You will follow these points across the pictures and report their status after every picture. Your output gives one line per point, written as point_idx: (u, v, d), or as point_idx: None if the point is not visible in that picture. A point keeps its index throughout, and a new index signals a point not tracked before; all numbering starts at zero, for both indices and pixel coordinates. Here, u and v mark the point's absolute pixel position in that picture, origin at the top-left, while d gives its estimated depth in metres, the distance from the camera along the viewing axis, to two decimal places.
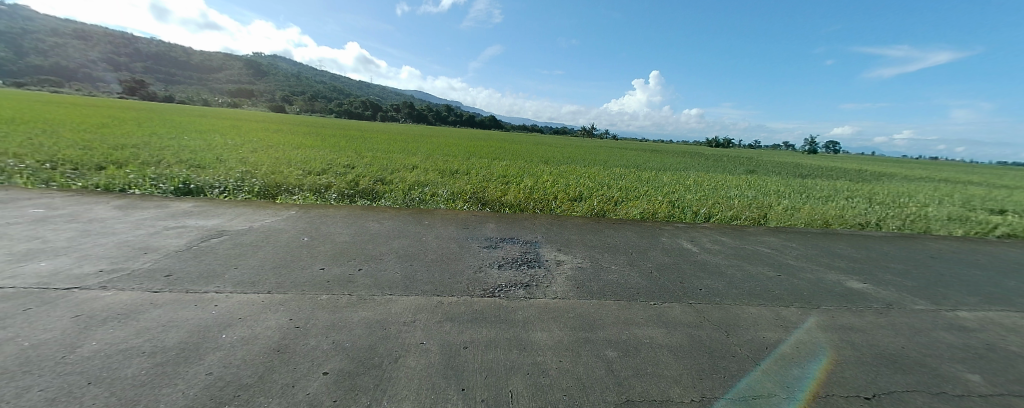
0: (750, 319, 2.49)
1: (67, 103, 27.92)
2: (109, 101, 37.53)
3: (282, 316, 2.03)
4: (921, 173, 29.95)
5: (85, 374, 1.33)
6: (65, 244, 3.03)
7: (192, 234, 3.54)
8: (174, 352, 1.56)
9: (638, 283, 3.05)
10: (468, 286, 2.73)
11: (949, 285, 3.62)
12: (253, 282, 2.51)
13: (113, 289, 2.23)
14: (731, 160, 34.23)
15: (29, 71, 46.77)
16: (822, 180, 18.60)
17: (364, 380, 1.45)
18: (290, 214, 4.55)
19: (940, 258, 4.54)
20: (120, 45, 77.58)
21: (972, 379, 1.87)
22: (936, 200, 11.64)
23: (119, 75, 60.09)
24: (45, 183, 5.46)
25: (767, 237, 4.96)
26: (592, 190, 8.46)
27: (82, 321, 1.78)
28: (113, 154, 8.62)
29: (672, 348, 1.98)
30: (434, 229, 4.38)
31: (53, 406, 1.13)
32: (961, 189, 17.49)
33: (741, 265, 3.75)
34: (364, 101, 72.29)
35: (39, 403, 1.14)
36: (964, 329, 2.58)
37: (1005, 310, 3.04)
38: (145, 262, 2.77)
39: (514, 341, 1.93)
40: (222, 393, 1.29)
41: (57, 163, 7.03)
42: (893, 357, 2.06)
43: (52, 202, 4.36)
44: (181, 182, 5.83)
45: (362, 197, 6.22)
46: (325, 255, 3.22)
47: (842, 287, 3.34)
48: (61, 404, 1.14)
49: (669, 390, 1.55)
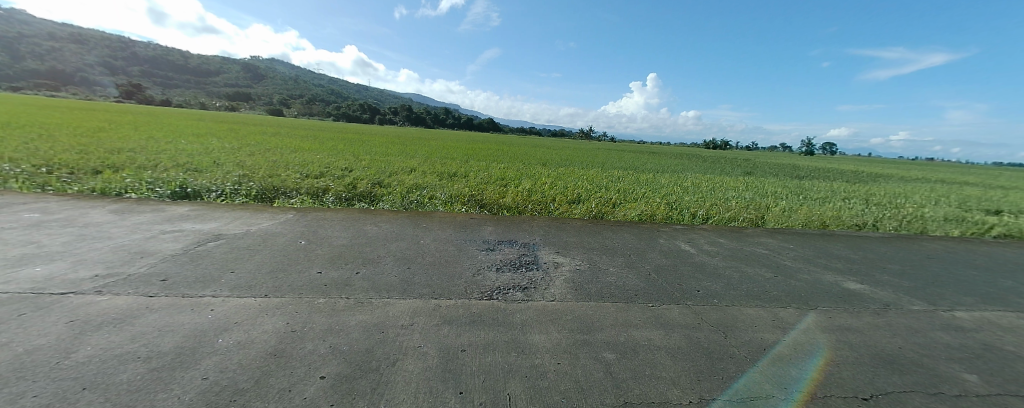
0: (749, 321, 2.49)
1: (62, 107, 27.76)
2: (106, 105, 37.34)
3: (279, 320, 2.01)
4: (917, 174, 30.10)
5: (79, 380, 1.31)
6: (59, 248, 3.01)
7: (188, 238, 3.52)
8: (170, 357, 1.55)
9: (636, 285, 3.05)
10: (466, 289, 2.72)
11: (946, 285, 3.63)
12: (249, 286, 2.50)
13: (108, 294, 2.21)
14: (728, 162, 34.39)
15: (26, 75, 46.62)
16: (819, 181, 18.68)
17: (361, 384, 1.44)
18: (288, 218, 4.53)
19: (936, 259, 4.56)
20: (118, 49, 77.64)
21: (969, 378, 1.87)
22: (932, 201, 11.72)
23: (117, 79, 60.08)
24: (40, 187, 5.44)
25: (764, 238, 4.97)
26: (590, 193, 8.47)
27: (77, 326, 1.77)
28: (109, 158, 8.59)
29: (670, 350, 1.98)
30: (432, 232, 4.37)
31: None
32: (957, 190, 17.59)
33: (739, 267, 3.75)
34: (362, 105, 72.39)
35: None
36: (960, 330, 2.59)
37: (1001, 310, 3.05)
38: (141, 266, 2.75)
39: (512, 343, 1.92)
40: (217, 397, 1.28)
41: (53, 168, 7.00)
42: (890, 357, 2.07)
43: (47, 206, 4.34)
44: (178, 186, 5.81)
45: (360, 200, 6.20)
46: (322, 258, 3.21)
47: (839, 288, 3.35)
48: None
49: (667, 392, 1.55)
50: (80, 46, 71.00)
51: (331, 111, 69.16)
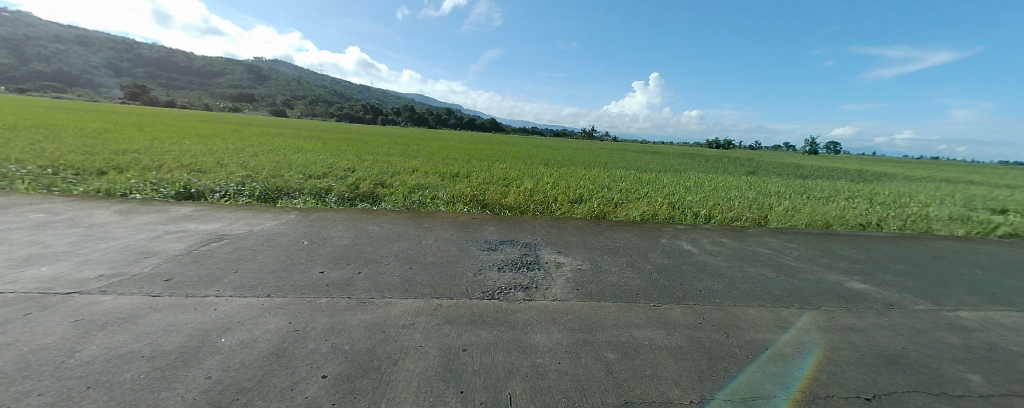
0: (751, 320, 2.47)
1: (70, 109, 28.02)
2: (113, 106, 37.69)
3: (282, 319, 2.03)
4: (921, 173, 29.86)
5: (84, 379, 1.33)
6: (65, 249, 3.03)
7: (192, 238, 3.54)
8: (174, 356, 1.57)
9: (637, 285, 3.04)
10: (467, 289, 2.72)
11: (951, 285, 3.59)
12: (252, 286, 2.51)
13: (112, 294, 2.23)
14: (730, 161, 34.25)
15: (32, 78, 47.08)
16: (822, 181, 18.54)
17: (362, 383, 1.44)
18: (290, 218, 4.55)
19: (941, 259, 4.52)
20: (123, 52, 78.47)
21: (974, 379, 1.85)
22: (937, 200, 11.66)
23: (122, 82, 60.76)
24: (46, 188, 5.48)
25: (767, 238, 4.95)
26: (592, 192, 8.45)
27: (82, 325, 1.78)
28: (115, 159, 8.65)
29: (672, 350, 1.97)
30: (433, 231, 4.39)
31: None
32: (962, 189, 17.41)
33: (742, 266, 3.74)
34: (364, 105, 72.72)
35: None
36: (965, 329, 2.57)
37: (1006, 310, 3.02)
38: (145, 266, 2.77)
39: (513, 343, 1.92)
40: (220, 396, 1.28)
41: (59, 169, 7.08)
42: (893, 358, 2.05)
43: (53, 207, 4.37)
44: (182, 187, 5.85)
45: (362, 200, 6.25)
46: (324, 258, 3.22)
47: (842, 288, 3.32)
48: None
49: (668, 392, 1.55)
50: (84, 48, 71.62)
51: (334, 111, 69.43)
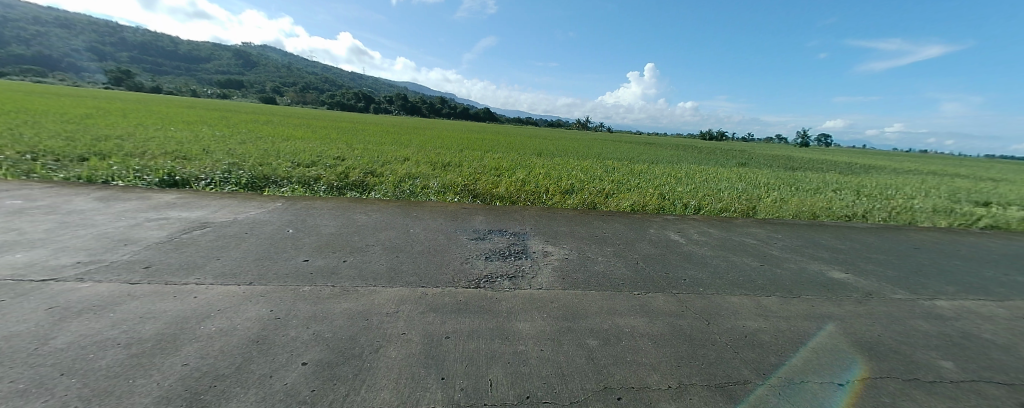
0: (733, 309, 2.53)
1: (56, 94, 27.38)
2: (97, 90, 36.87)
3: (262, 307, 2.02)
4: (907, 166, 30.63)
5: (57, 366, 1.32)
6: (41, 236, 2.97)
7: (173, 226, 3.49)
8: (150, 343, 1.56)
9: (623, 274, 3.08)
10: (453, 278, 2.73)
11: (929, 274, 3.69)
12: (234, 274, 2.49)
13: (90, 281, 2.21)
14: (724, 153, 34.43)
15: (12, 63, 45.55)
16: (813, 173, 18.76)
17: (342, 370, 1.46)
18: (277, 207, 4.50)
19: (922, 249, 4.62)
20: (106, 35, 76.19)
21: (944, 365, 1.93)
22: (924, 192, 11.87)
23: (103, 65, 58.90)
24: (25, 175, 5.34)
25: (754, 228, 5.04)
26: (584, 183, 8.45)
27: (56, 312, 1.77)
28: (95, 145, 8.39)
29: (652, 337, 2.02)
30: (421, 220, 4.37)
31: (23, 398, 1.12)
32: (944, 181, 17.94)
33: (727, 256, 3.80)
34: (357, 94, 71.48)
35: (10, 395, 1.14)
36: (940, 318, 2.65)
37: (981, 299, 3.12)
38: (124, 254, 2.74)
39: (496, 331, 1.94)
40: (197, 383, 1.29)
41: (37, 155, 6.88)
42: (868, 345, 2.11)
43: (30, 194, 4.26)
44: (166, 174, 5.74)
45: (351, 189, 6.18)
46: (309, 247, 3.19)
47: (825, 277, 3.39)
48: (33, 396, 1.13)
49: (647, 377, 1.59)
50: (64, 31, 69.04)
51: (326, 99, 67.73)
